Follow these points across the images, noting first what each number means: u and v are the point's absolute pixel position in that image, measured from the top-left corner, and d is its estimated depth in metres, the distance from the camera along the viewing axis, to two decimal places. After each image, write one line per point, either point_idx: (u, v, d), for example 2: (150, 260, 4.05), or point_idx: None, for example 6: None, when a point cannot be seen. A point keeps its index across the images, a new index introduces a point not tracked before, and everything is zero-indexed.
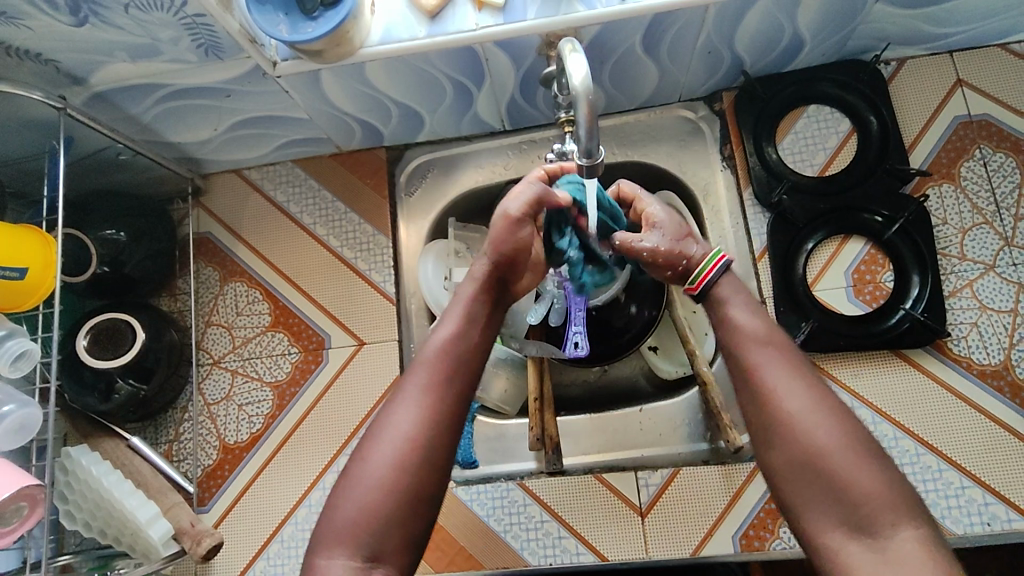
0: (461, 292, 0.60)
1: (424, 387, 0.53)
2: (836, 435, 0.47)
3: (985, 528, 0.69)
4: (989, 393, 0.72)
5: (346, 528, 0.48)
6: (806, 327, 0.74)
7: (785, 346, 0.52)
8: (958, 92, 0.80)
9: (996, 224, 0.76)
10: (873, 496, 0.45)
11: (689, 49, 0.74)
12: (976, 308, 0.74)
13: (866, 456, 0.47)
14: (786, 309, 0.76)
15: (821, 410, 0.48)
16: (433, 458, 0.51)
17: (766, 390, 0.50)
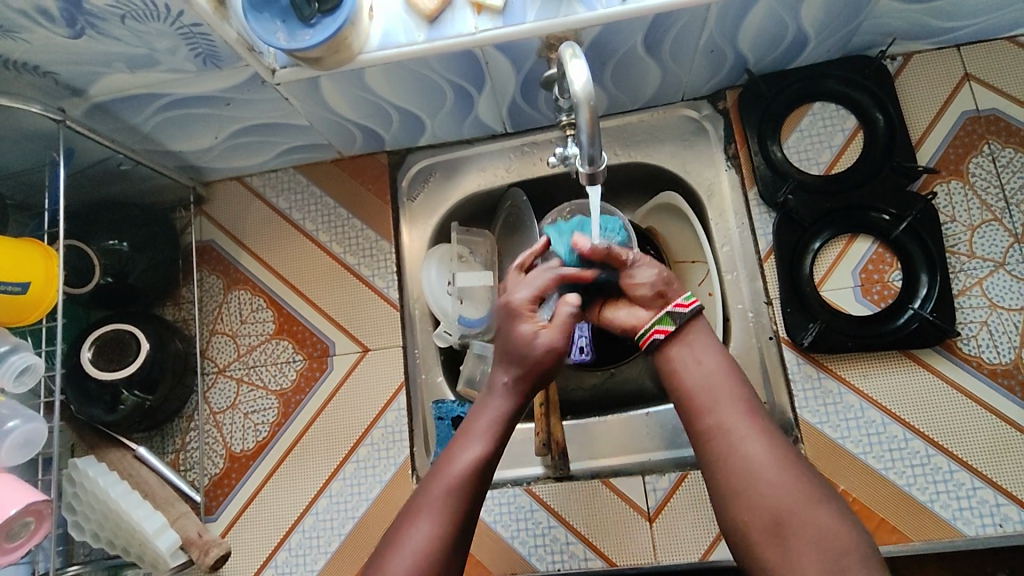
0: (481, 413, 0.60)
1: (445, 496, 0.55)
2: (796, 482, 0.52)
3: (998, 529, 0.68)
4: (999, 392, 0.71)
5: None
6: (813, 328, 0.73)
7: (739, 394, 0.57)
8: (966, 86, 0.79)
9: (1006, 221, 0.75)
10: (835, 538, 0.50)
11: (692, 48, 0.74)
12: (986, 307, 0.73)
13: (820, 497, 0.52)
14: (793, 310, 0.75)
15: (778, 458, 0.53)
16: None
17: (728, 439, 0.55)
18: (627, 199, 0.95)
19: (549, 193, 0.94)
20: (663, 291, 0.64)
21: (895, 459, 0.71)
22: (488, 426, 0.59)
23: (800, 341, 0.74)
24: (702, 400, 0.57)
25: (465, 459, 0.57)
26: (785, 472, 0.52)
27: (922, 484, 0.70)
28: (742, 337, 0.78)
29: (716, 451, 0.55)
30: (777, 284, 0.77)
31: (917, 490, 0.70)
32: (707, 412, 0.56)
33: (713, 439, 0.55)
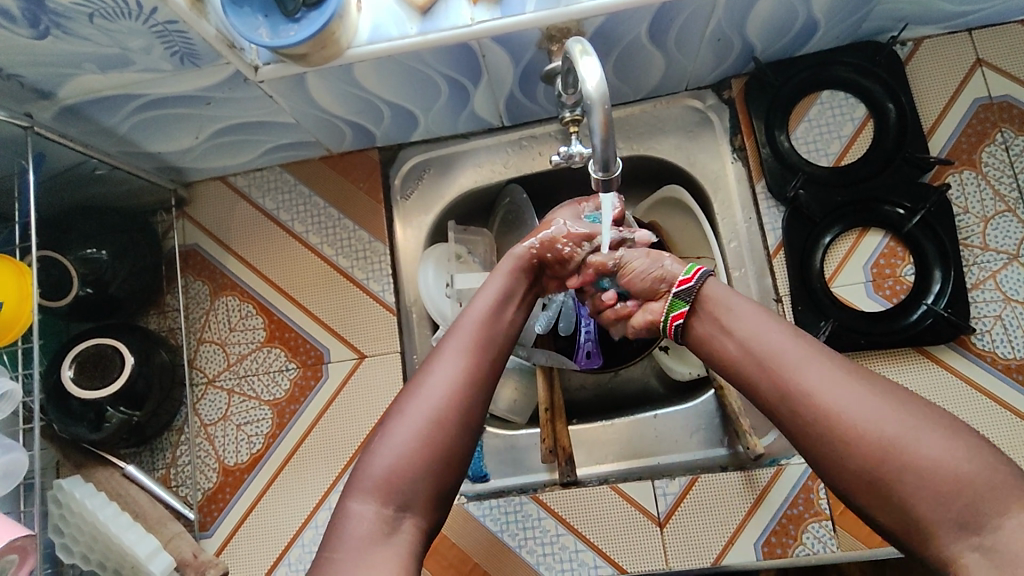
0: (485, 290, 0.62)
1: (465, 347, 0.56)
2: (892, 417, 0.43)
3: None
4: (1014, 387, 0.70)
5: (381, 480, 0.49)
6: (825, 327, 0.71)
7: (799, 338, 0.49)
8: (978, 72, 0.76)
9: (1019, 212, 0.73)
10: (962, 475, 0.41)
11: (698, 37, 0.70)
12: (1000, 301, 0.71)
13: (932, 431, 0.42)
14: (803, 308, 0.73)
15: (864, 397, 0.44)
16: (463, 420, 0.52)
17: (802, 388, 0.46)
18: (628, 192, 0.92)
19: (547, 188, 0.90)
20: (662, 277, 0.60)
21: None
22: (495, 293, 0.62)
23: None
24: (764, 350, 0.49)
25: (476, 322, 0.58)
26: (875, 410, 0.44)
27: None
28: None
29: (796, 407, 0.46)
30: (787, 280, 0.75)
31: None
32: (768, 361, 0.49)
33: (781, 390, 0.47)
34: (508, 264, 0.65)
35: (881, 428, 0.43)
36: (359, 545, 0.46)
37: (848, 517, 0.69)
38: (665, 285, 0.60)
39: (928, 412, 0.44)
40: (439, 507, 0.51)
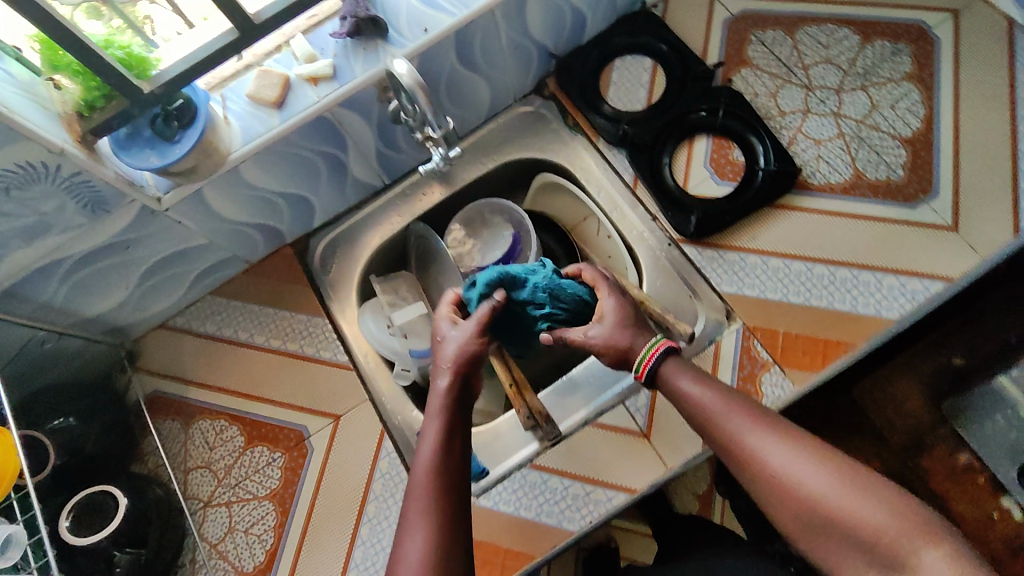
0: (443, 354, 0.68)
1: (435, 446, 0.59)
2: (839, 480, 0.51)
3: (913, 301, 0.77)
4: (858, 201, 0.83)
5: (412, 567, 0.52)
6: (693, 218, 0.84)
7: (755, 412, 0.57)
8: (717, 3, 0.96)
9: (794, 79, 0.91)
10: (878, 527, 0.49)
11: (499, 52, 0.87)
12: (814, 145, 0.86)
13: (859, 491, 0.51)
14: (673, 213, 0.86)
15: (814, 466, 0.52)
16: (455, 482, 0.58)
17: (756, 458, 0.55)
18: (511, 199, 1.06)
19: (444, 221, 1.03)
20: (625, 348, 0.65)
21: (810, 288, 0.80)
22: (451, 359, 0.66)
23: (688, 231, 0.84)
24: (714, 422, 0.58)
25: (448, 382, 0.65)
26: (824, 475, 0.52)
27: (840, 297, 0.79)
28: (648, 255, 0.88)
29: (755, 473, 0.55)
30: (652, 199, 0.88)
31: (839, 304, 0.79)
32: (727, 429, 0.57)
33: (738, 456, 0.56)
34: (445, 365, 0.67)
35: (815, 495, 0.51)
36: None
37: (789, 356, 0.78)
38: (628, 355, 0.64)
39: (863, 476, 0.52)
40: None
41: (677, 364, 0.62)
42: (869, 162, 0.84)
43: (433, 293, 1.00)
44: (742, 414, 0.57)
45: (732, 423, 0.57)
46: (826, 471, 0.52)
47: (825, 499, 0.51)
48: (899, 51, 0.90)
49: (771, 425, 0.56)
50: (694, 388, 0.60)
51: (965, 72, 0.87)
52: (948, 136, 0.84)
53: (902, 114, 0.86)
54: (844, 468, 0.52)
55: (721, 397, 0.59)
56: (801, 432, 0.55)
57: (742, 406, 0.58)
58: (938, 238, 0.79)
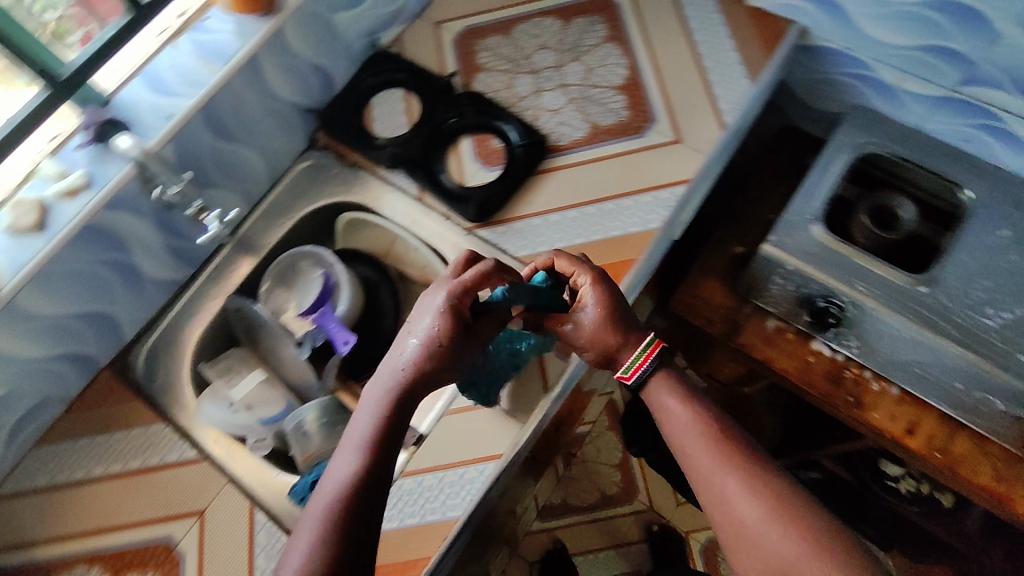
0: (415, 339, 0.72)
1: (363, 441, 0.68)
2: (793, 536, 0.64)
3: (665, 207, 0.92)
4: (601, 146, 0.96)
5: (307, 548, 0.61)
6: (471, 205, 0.94)
7: (720, 454, 0.70)
8: (441, 29, 1.09)
9: (522, 69, 1.04)
10: (780, 553, 0.63)
11: (255, 120, 0.94)
12: (552, 114, 1.00)
13: (819, 560, 0.62)
14: (456, 206, 0.95)
15: (765, 515, 0.65)
16: (372, 483, 0.65)
17: (722, 495, 0.68)
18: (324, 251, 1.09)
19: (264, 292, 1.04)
20: (609, 357, 0.77)
21: (586, 226, 0.92)
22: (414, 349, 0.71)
23: (469, 216, 0.94)
24: (683, 452, 0.72)
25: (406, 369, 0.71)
26: (765, 515, 0.65)
27: (610, 224, 0.92)
28: (451, 249, 0.95)
29: (715, 505, 0.69)
30: (438, 202, 0.97)
31: (611, 230, 0.91)
32: (705, 472, 0.70)
33: (715, 503, 0.69)
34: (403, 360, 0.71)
35: (753, 529, 0.66)
36: None
37: None
38: (608, 361, 0.77)
39: (833, 555, 0.62)
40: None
41: (666, 381, 0.76)
42: (597, 114, 0.99)
43: (269, 357, 0.98)
44: (711, 453, 0.70)
45: (703, 463, 0.70)
46: (789, 536, 0.64)
47: (778, 552, 0.64)
48: (593, 23, 1.06)
49: (750, 488, 0.67)
50: (679, 412, 0.74)
51: (647, 24, 1.04)
52: (651, 74, 1.00)
53: (611, 70, 1.02)
54: (794, 528, 0.64)
55: (688, 424, 0.73)
56: (764, 481, 0.68)
57: (707, 447, 0.71)
58: (669, 153, 0.94)
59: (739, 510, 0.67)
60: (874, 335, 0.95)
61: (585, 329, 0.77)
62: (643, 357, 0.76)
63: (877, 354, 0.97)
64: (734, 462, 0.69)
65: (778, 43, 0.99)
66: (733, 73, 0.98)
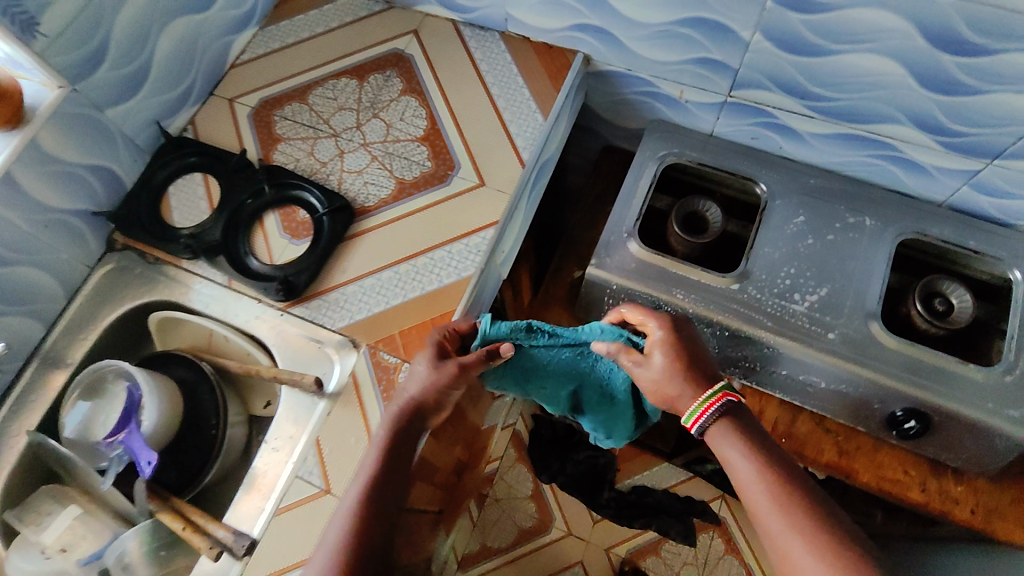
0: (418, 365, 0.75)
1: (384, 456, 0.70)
2: None
3: (479, 253, 0.91)
4: (408, 201, 0.95)
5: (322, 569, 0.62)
6: (280, 284, 0.89)
7: (798, 508, 0.63)
8: (236, 105, 1.06)
9: (321, 132, 1.01)
10: None
11: (29, 237, 0.86)
12: (357, 175, 0.98)
13: None
14: (266, 288, 0.90)
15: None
16: (383, 508, 0.67)
17: (788, 553, 0.62)
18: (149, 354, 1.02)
19: None
20: (670, 403, 0.74)
21: (403, 286, 0.90)
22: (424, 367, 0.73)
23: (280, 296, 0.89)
24: (749, 501, 0.66)
25: (426, 384, 0.72)
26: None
27: (427, 279, 0.90)
28: (272, 333, 0.91)
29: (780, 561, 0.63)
30: (247, 287, 0.91)
31: (429, 285, 0.90)
32: (768, 524, 0.64)
33: (779, 561, 0.63)
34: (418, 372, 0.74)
35: None
36: None
37: (412, 348, 0.86)
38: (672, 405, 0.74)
39: None
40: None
41: (729, 423, 0.70)
42: (402, 168, 0.98)
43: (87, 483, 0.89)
44: (780, 505, 0.64)
45: (769, 516, 0.64)
46: None
47: None
48: (389, 77, 1.05)
49: (823, 548, 0.60)
50: (743, 462, 0.68)
51: (441, 72, 1.05)
52: (450, 122, 1.00)
53: (411, 121, 1.01)
54: None
55: (760, 474, 0.66)
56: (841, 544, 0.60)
57: (780, 494, 0.64)
58: (475, 198, 0.94)
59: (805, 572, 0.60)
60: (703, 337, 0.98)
61: (644, 379, 0.74)
62: (701, 409, 0.71)
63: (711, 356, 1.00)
64: (809, 517, 0.62)
65: (565, 74, 1.02)
66: (525, 111, 1.00)
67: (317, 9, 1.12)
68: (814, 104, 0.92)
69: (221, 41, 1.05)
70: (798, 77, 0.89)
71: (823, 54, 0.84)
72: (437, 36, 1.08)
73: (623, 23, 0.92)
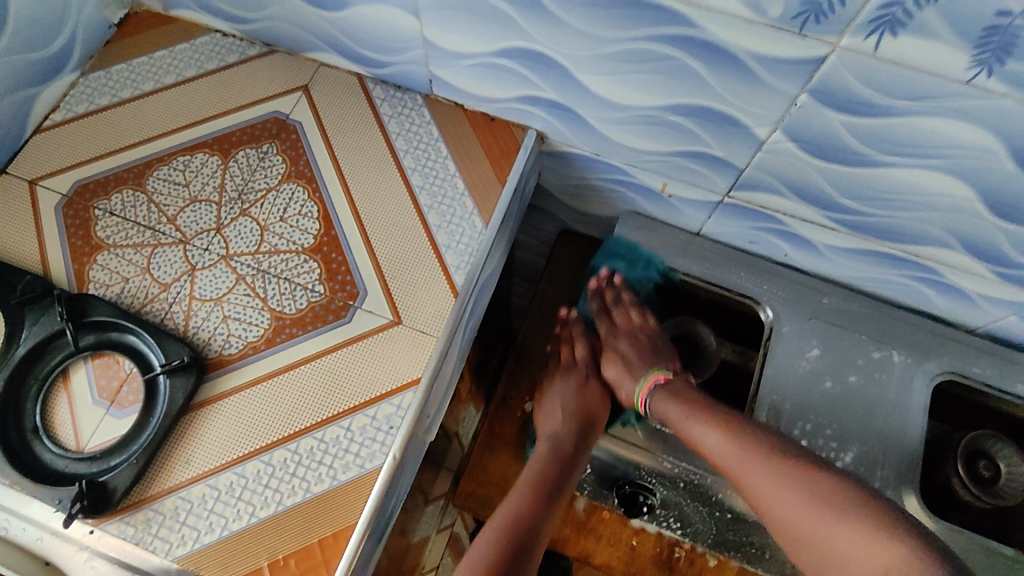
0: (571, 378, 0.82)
1: (521, 493, 0.69)
2: (815, 514, 0.57)
3: (392, 432, 0.63)
4: (286, 349, 0.66)
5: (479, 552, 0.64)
6: (80, 494, 0.58)
7: (771, 469, 0.62)
8: (39, 190, 0.73)
9: (166, 237, 0.71)
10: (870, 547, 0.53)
11: None
12: (214, 306, 0.68)
13: (844, 523, 0.55)
14: (61, 496, 0.59)
15: (801, 500, 0.59)
16: (528, 533, 0.66)
17: (775, 513, 0.60)
18: None
19: None
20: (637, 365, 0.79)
21: (278, 486, 0.61)
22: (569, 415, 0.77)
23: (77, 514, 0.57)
24: (738, 475, 0.63)
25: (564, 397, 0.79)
26: (795, 493, 0.59)
27: (315, 475, 0.61)
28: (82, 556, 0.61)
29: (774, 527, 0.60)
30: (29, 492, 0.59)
31: (317, 485, 0.61)
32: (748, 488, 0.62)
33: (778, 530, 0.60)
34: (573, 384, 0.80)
35: (825, 549, 0.56)
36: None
37: None
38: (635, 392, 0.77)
39: (841, 506, 0.57)
40: None
41: (670, 391, 0.73)
42: (281, 296, 0.68)
43: None
44: (757, 468, 0.62)
45: (751, 482, 0.62)
46: (817, 518, 0.57)
47: (839, 535, 0.55)
48: (265, 153, 0.75)
49: (783, 478, 0.60)
50: (714, 439, 0.66)
51: (340, 150, 0.76)
52: (352, 224, 0.72)
53: (296, 223, 0.71)
54: (811, 494, 0.58)
55: (735, 447, 0.64)
56: (795, 464, 0.61)
57: (751, 461, 0.63)
58: (385, 343, 0.66)
59: (788, 518, 0.59)
60: (700, 514, 0.73)
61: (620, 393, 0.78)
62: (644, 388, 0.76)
63: (706, 535, 0.73)
64: (774, 461, 0.62)
65: (513, 158, 0.77)
66: (458, 210, 0.73)
67: (166, 49, 0.81)
68: (838, 215, 0.70)
69: (17, 94, 0.72)
70: (827, 185, 0.67)
71: (866, 164, 0.62)
72: (335, 97, 0.79)
73: (589, 99, 0.69)
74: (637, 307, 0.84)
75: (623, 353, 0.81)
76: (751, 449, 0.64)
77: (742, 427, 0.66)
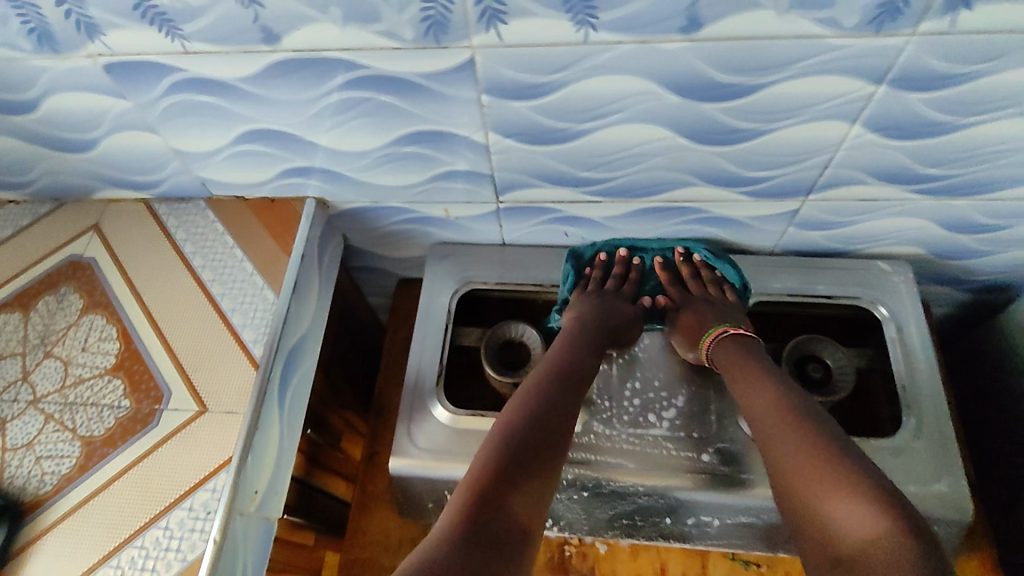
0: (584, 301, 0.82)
1: (548, 380, 0.69)
2: (821, 476, 0.59)
3: (211, 515, 0.63)
4: (97, 470, 0.67)
5: (496, 428, 0.64)
6: None
7: (806, 437, 0.62)
8: None
9: None
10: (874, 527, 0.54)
11: None
12: (25, 450, 0.69)
13: (851, 493, 0.56)
14: None
15: (825, 462, 0.59)
16: (551, 415, 0.65)
17: (786, 466, 0.61)
18: None
19: None
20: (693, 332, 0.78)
21: None
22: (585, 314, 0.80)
23: None
24: (763, 428, 0.65)
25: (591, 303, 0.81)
26: (815, 456, 0.60)
27: None
28: None
29: (778, 481, 0.62)
30: None
31: None
32: (771, 449, 0.63)
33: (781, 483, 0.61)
34: (584, 297, 0.82)
35: (817, 506, 0.57)
36: (486, 453, 0.61)
37: None
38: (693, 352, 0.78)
39: (859, 482, 0.57)
40: (517, 499, 0.57)
41: (739, 344, 0.75)
42: (89, 421, 0.70)
43: None
44: (793, 433, 0.63)
45: (777, 443, 0.63)
46: (841, 490, 0.57)
47: (838, 502, 0.56)
48: (62, 295, 0.78)
49: (806, 438, 0.62)
50: (763, 394, 0.67)
51: (132, 270, 0.80)
52: (150, 334, 0.75)
53: (97, 348, 0.74)
54: (827, 459, 0.59)
55: (784, 412, 0.65)
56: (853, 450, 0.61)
57: (785, 423, 0.64)
58: (192, 435, 0.68)
59: (795, 473, 0.60)
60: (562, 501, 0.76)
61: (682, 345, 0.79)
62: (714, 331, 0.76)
63: (580, 522, 0.79)
64: (799, 427, 0.63)
65: (294, 229, 0.81)
66: (249, 289, 0.77)
67: None
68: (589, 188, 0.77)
69: None
70: (559, 164, 0.73)
71: (574, 137, 0.68)
72: (122, 226, 0.83)
73: (333, 156, 0.75)
74: (724, 284, 0.83)
75: (696, 316, 0.79)
76: (792, 418, 0.64)
77: (788, 391, 0.67)
